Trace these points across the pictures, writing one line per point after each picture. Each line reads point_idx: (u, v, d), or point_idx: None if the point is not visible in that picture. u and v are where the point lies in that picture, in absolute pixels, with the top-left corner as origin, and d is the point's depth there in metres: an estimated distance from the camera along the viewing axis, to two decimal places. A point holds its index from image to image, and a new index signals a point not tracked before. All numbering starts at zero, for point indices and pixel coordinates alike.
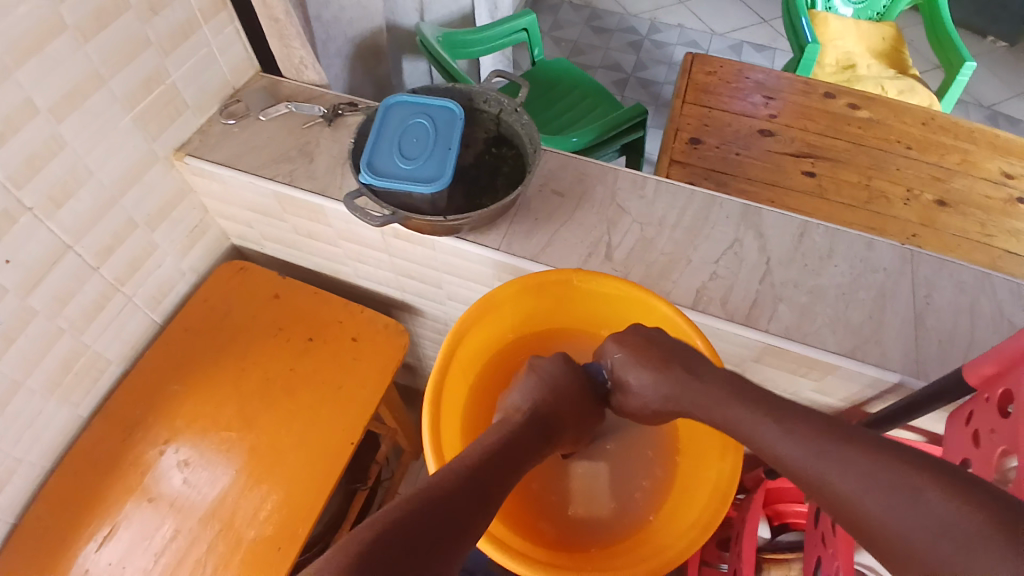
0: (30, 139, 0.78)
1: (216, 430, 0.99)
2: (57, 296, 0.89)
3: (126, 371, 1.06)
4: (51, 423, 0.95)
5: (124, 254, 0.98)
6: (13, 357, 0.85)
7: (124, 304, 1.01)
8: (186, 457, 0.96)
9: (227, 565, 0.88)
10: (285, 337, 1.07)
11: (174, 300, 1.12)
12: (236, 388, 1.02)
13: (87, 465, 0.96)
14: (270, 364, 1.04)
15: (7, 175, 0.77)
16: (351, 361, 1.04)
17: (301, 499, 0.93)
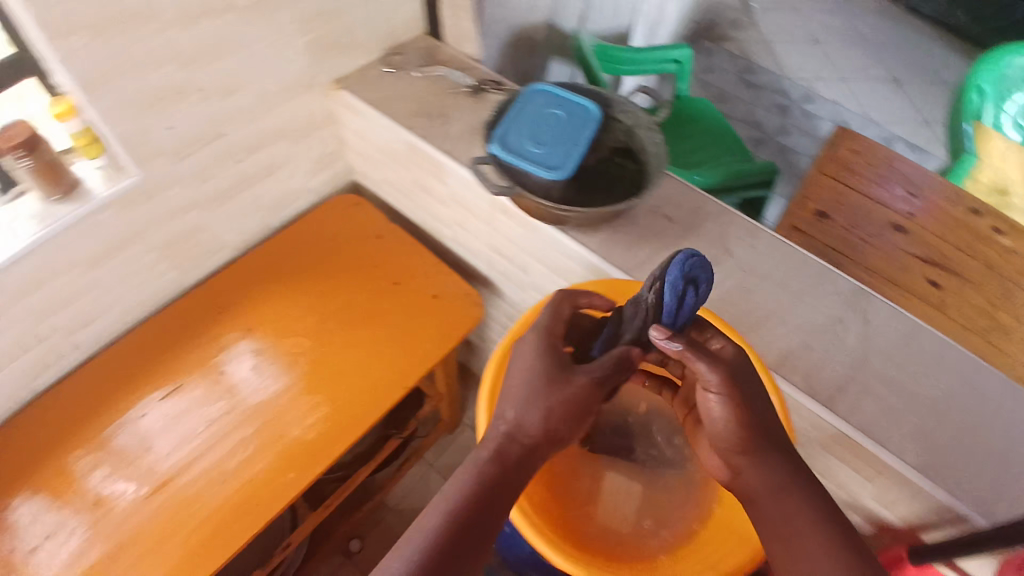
0: (218, 30, 0.88)
1: (290, 335, 1.06)
2: (198, 172, 0.99)
3: (232, 259, 1.16)
4: (156, 282, 1.05)
5: (264, 157, 1.08)
6: (149, 212, 0.96)
7: (250, 200, 1.11)
8: (259, 349, 1.04)
9: (262, 455, 0.94)
10: (375, 274, 1.13)
11: (291, 213, 1.21)
12: (319, 304, 1.09)
13: (174, 328, 1.05)
14: (357, 293, 1.11)
15: (194, 55, 0.87)
16: (429, 315, 1.09)
17: (348, 421, 0.98)
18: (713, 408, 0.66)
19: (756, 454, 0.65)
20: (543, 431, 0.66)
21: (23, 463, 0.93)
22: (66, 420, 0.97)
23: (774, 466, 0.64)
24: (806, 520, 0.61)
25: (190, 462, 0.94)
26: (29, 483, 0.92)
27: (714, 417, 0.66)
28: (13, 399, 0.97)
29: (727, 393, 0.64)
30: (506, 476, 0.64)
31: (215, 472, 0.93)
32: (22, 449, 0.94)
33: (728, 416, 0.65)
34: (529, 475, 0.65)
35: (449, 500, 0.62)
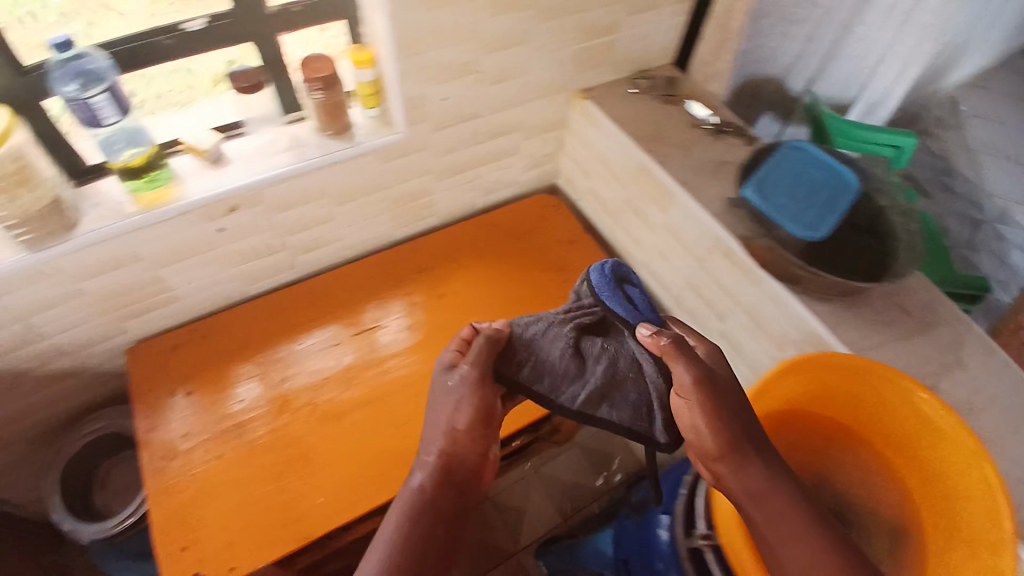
0: (513, 21, 0.93)
1: (475, 311, 1.11)
2: (443, 141, 1.05)
3: (434, 227, 1.22)
4: (371, 230, 1.13)
5: (497, 144, 1.13)
6: (393, 167, 1.04)
7: (469, 179, 1.16)
8: (444, 316, 1.10)
9: (427, 416, 1.00)
10: (561, 278, 1.16)
11: (496, 200, 1.26)
12: (503, 292, 1.13)
13: (377, 276, 1.14)
14: (542, 289, 1.14)
15: (486, 39, 0.93)
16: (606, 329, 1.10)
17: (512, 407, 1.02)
18: (688, 410, 0.67)
19: (734, 456, 0.63)
20: (455, 467, 0.70)
21: (229, 357, 1.04)
22: (268, 331, 1.07)
23: (760, 470, 0.62)
24: (798, 525, 0.59)
25: (368, 399, 1.02)
26: (230, 376, 1.02)
27: (698, 424, 0.65)
28: (230, 298, 1.07)
29: (698, 393, 0.66)
30: (437, 496, 0.67)
31: (389, 415, 1.00)
32: (229, 345, 1.05)
33: (705, 412, 0.65)
34: (462, 508, 0.68)
35: (394, 536, 0.62)
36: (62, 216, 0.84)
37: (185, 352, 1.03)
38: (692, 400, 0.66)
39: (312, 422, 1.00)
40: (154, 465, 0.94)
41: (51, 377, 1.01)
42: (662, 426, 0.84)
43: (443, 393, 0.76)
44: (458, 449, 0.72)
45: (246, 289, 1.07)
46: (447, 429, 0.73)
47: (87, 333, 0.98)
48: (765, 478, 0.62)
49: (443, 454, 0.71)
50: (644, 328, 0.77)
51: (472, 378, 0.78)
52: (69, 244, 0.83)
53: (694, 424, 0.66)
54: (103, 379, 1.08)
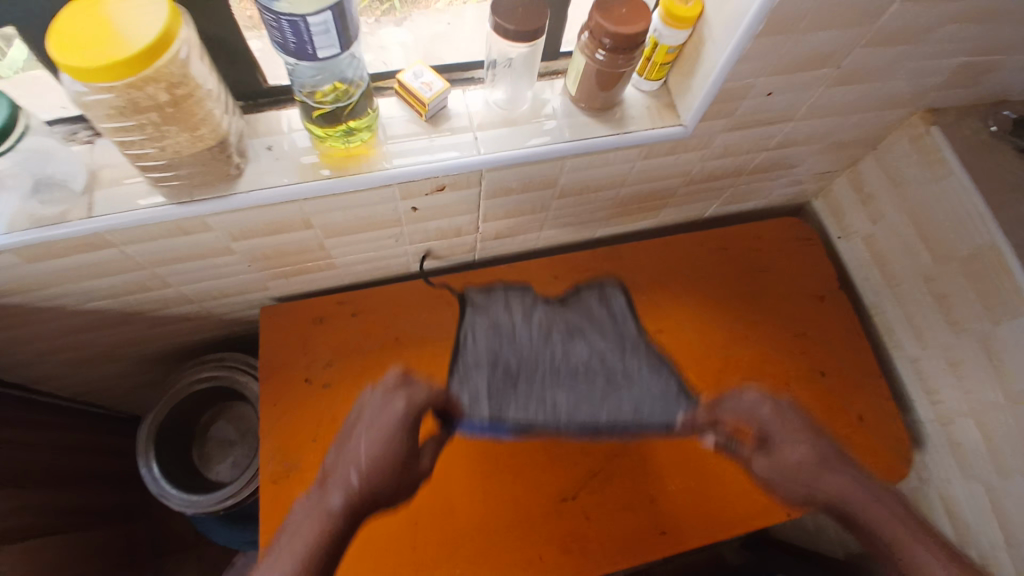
0: (928, 11, 0.58)
1: (682, 371, 0.86)
2: (727, 147, 0.75)
3: (648, 227, 0.94)
4: (580, 225, 0.86)
5: (780, 156, 0.83)
6: (655, 165, 0.74)
7: (725, 187, 0.88)
8: (647, 365, 0.86)
9: (611, 491, 0.79)
10: (801, 348, 0.92)
11: (732, 208, 0.99)
12: (729, 348, 0.89)
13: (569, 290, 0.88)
14: (768, 356, 0.90)
15: (876, 29, 0.59)
16: (831, 428, 0.88)
17: (713, 513, 0.80)
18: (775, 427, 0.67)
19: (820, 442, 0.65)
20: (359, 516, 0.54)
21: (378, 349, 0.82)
22: (425, 327, 0.84)
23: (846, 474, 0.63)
24: (886, 513, 0.61)
25: (538, 448, 0.80)
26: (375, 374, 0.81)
27: (791, 461, 0.64)
28: (390, 270, 0.84)
29: (811, 439, 0.65)
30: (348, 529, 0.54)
31: (561, 480, 0.79)
32: (381, 332, 0.83)
33: (779, 424, 0.67)
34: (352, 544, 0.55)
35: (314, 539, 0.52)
36: (224, 162, 0.59)
37: (330, 330, 0.83)
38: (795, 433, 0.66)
39: (468, 463, 0.79)
40: (273, 467, 0.77)
41: (176, 317, 0.85)
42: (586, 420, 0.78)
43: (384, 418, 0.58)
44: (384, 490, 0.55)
45: (412, 265, 0.85)
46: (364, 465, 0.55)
47: (225, 287, 0.78)
48: (820, 467, 0.63)
49: (360, 482, 0.54)
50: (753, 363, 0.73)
51: (395, 437, 0.57)
52: (225, 203, 0.60)
53: (805, 452, 0.64)
54: (230, 322, 0.91)
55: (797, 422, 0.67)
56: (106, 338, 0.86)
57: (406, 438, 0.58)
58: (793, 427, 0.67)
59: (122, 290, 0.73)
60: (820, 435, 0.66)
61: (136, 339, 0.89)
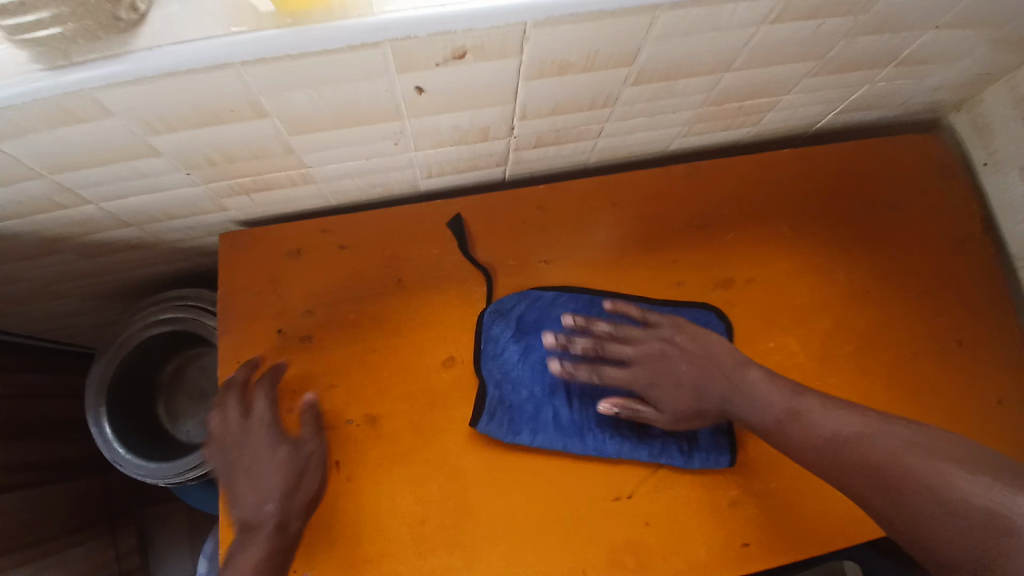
0: None
1: (779, 332, 0.64)
2: (884, 16, 0.49)
3: (744, 138, 0.69)
4: (649, 132, 0.62)
5: (948, 40, 0.56)
6: (775, 39, 0.48)
7: (855, 85, 0.62)
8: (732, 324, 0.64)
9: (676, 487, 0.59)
10: (932, 307, 0.68)
11: (854, 119, 0.72)
12: (834, 303, 0.66)
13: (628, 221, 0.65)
14: (887, 312, 0.67)
15: None
16: (965, 403, 0.65)
17: (823, 518, 0.59)
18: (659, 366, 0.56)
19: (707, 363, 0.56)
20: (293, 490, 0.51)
21: (372, 295, 0.61)
22: (436, 266, 0.62)
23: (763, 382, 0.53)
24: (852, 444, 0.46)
25: (583, 432, 0.59)
26: (369, 327, 0.60)
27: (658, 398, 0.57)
28: (389, 189, 0.62)
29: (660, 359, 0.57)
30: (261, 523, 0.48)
31: (615, 475, 0.59)
32: (376, 272, 0.62)
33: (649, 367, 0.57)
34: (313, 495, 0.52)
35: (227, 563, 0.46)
36: (115, 30, 0.36)
37: (310, 266, 0.62)
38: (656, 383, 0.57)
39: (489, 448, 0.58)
40: None
41: (113, 247, 0.65)
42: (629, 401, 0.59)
43: (240, 457, 0.53)
44: (291, 472, 0.52)
45: (418, 183, 0.62)
46: (286, 484, 0.51)
47: (164, 206, 0.58)
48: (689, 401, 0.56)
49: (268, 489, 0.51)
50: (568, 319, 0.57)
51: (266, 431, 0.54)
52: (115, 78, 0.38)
53: (679, 402, 0.56)
54: (189, 252, 0.71)
55: (655, 345, 0.57)
56: (27, 274, 0.67)
57: (262, 434, 0.54)
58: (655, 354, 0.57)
59: (20, 209, 0.54)
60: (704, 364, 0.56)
61: (68, 274, 0.70)
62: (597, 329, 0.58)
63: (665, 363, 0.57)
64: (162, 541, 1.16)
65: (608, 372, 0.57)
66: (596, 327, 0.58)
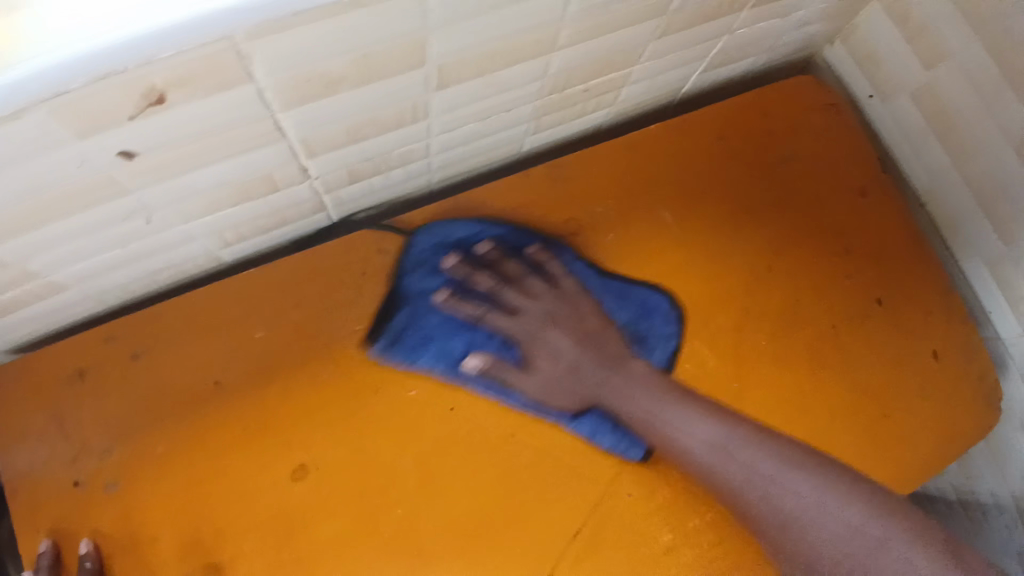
0: None
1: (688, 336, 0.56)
2: None
3: (607, 118, 0.60)
4: (492, 135, 0.51)
5: None
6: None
7: (710, 38, 0.53)
8: (636, 338, 0.54)
9: (600, 548, 0.49)
10: (841, 268, 0.60)
11: (721, 75, 0.64)
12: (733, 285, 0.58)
13: (495, 241, 0.53)
14: (797, 287, 0.59)
15: None
16: (888, 376, 0.58)
17: None
18: (555, 369, 0.50)
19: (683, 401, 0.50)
20: None
21: (194, 408, 0.48)
22: (268, 351, 0.49)
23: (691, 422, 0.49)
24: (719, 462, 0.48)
25: (483, 509, 0.48)
26: (195, 450, 0.47)
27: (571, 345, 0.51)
28: (184, 268, 0.48)
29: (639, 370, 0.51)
30: None
31: (531, 552, 0.48)
32: (191, 375, 0.48)
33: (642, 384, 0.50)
34: None
35: None
36: None
37: (102, 387, 0.48)
38: (624, 369, 0.51)
39: (371, 562, 0.46)
40: None
41: None
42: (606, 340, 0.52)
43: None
44: None
45: (220, 254, 0.49)
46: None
47: None
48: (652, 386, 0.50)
49: None
50: (589, 302, 0.52)
51: None
52: None
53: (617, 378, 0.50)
54: None
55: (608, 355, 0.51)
56: None
57: None
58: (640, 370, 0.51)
59: None
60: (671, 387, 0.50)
61: None
62: (567, 306, 0.52)
63: (622, 377, 0.51)
64: None
65: (527, 329, 0.50)
66: (586, 313, 0.52)
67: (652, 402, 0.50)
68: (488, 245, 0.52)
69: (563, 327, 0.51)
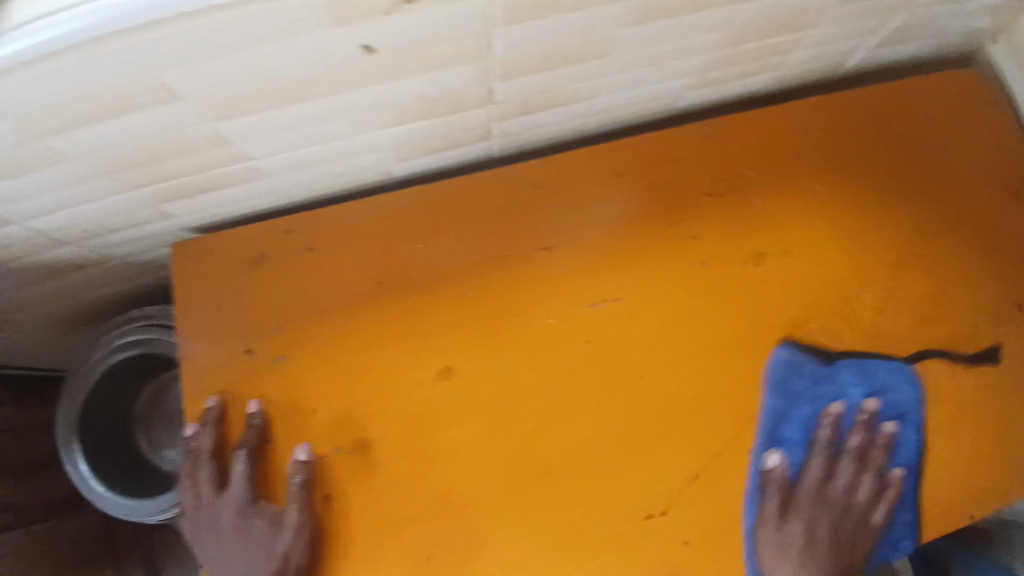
0: None
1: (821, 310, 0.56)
2: None
3: (763, 85, 0.60)
4: (656, 84, 0.53)
5: None
6: None
7: (893, 9, 0.52)
8: (771, 305, 0.55)
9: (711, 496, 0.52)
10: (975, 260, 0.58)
11: (887, 54, 0.62)
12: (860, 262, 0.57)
13: (788, 362, 0.54)
14: (922, 270, 0.57)
15: None
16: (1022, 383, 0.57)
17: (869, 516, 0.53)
18: (823, 533, 0.51)
19: (793, 518, 0.51)
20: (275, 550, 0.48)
21: (353, 302, 0.53)
22: (421, 262, 0.54)
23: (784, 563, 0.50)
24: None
25: (607, 442, 0.52)
26: (351, 341, 0.53)
27: (818, 534, 0.51)
28: (358, 176, 0.53)
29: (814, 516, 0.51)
30: None
31: (649, 488, 0.52)
32: (355, 275, 0.54)
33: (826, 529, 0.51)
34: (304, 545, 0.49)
35: None
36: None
37: (275, 273, 0.54)
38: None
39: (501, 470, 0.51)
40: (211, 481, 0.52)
41: (54, 270, 0.58)
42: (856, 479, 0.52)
43: (243, 539, 0.49)
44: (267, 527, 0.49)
45: (390, 167, 0.53)
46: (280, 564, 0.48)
47: (95, 218, 0.49)
48: (819, 514, 0.51)
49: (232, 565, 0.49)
50: (890, 425, 0.54)
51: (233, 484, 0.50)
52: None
53: (802, 560, 0.50)
54: (147, 266, 0.63)
55: (818, 503, 0.51)
56: None
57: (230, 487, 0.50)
58: (814, 501, 0.51)
59: None
60: (818, 527, 0.51)
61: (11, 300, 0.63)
62: (825, 440, 0.53)
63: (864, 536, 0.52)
64: None
65: (812, 472, 0.52)
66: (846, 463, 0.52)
67: (810, 511, 0.51)
68: (831, 420, 0.53)
69: (866, 477, 0.53)
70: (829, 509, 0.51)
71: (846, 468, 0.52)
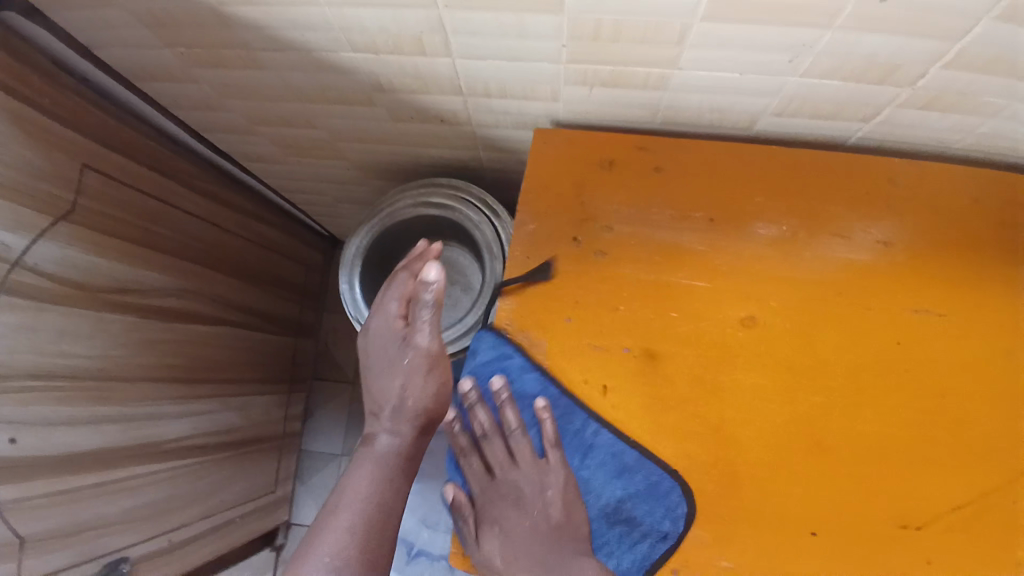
0: None
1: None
2: None
3: None
4: None
5: None
6: None
7: None
8: None
9: (970, 529, 0.51)
10: None
11: None
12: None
13: (496, 373, 0.56)
14: None
15: None
16: None
17: None
18: (521, 532, 0.51)
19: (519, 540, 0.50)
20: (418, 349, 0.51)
21: (679, 229, 0.58)
22: (751, 214, 0.57)
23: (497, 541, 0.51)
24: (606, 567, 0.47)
25: (876, 441, 0.52)
26: (665, 262, 0.57)
27: (512, 468, 0.54)
28: (725, 119, 0.57)
29: (500, 492, 0.53)
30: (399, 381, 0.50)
31: (910, 500, 0.51)
32: (689, 206, 0.58)
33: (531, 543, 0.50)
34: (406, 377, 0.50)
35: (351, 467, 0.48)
36: None
37: (617, 180, 0.59)
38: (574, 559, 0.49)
39: (768, 431, 0.53)
40: (507, 337, 0.57)
41: (424, 115, 0.67)
42: (489, 536, 0.51)
43: (384, 358, 0.52)
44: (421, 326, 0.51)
45: (758, 121, 0.57)
46: (399, 400, 0.50)
47: (506, 78, 0.57)
48: (513, 547, 0.50)
49: (410, 339, 0.51)
50: (496, 382, 0.55)
51: (407, 286, 0.53)
52: None
53: (514, 550, 0.50)
54: (477, 142, 0.71)
55: (481, 453, 0.55)
56: (338, 118, 0.72)
57: (402, 280, 0.54)
58: (523, 459, 0.54)
59: (383, 42, 0.55)
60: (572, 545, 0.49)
61: (366, 130, 0.73)
62: (479, 427, 0.56)
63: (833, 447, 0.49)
64: (319, 419, 1.21)
65: (472, 470, 0.55)
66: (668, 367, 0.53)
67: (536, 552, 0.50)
68: (476, 410, 0.56)
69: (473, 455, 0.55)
70: (480, 481, 0.54)
71: (472, 457, 0.55)
